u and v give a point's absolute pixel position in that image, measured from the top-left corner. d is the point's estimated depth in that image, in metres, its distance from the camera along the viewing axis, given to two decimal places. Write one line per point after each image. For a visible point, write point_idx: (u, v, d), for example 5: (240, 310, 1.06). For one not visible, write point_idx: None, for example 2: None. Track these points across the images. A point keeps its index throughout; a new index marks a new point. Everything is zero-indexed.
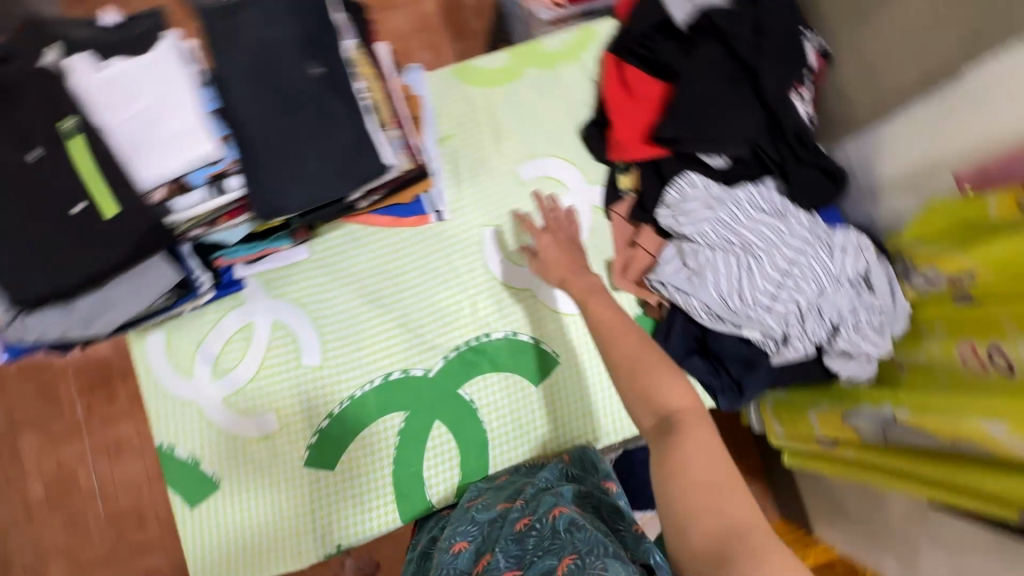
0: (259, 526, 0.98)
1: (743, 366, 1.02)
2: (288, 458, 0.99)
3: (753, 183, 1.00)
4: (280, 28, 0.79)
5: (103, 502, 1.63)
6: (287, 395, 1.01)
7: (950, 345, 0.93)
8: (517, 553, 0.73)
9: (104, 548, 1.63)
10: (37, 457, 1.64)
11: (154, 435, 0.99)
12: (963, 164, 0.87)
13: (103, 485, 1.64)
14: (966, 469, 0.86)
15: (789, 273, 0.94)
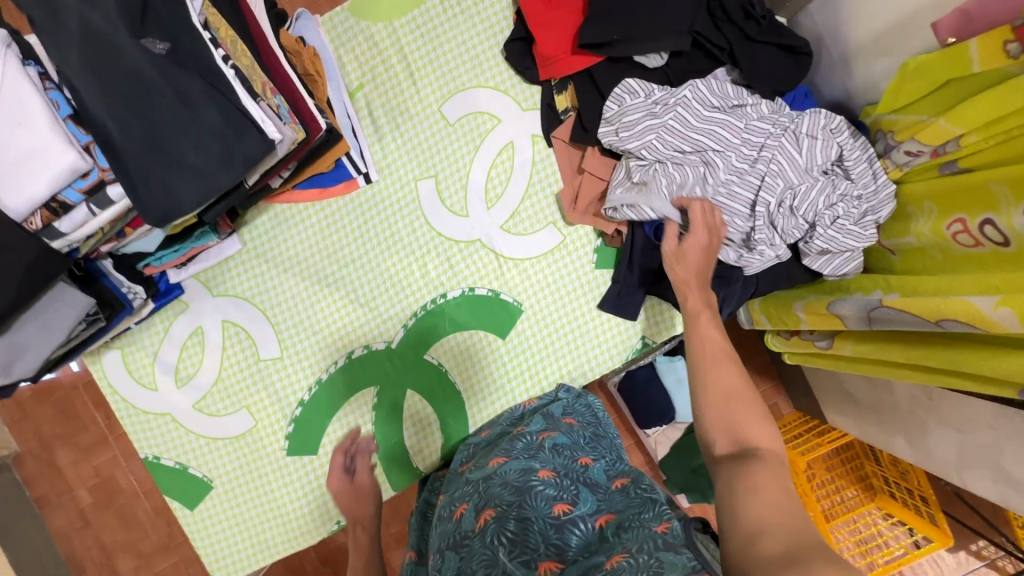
0: (260, 517, 1.00)
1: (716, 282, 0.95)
2: (271, 450, 1.00)
3: (702, 77, 0.87)
4: (112, 5, 0.69)
5: (147, 497, 1.72)
6: (254, 390, 1.00)
7: (939, 223, 0.83)
8: (569, 485, 0.70)
9: (159, 537, 1.73)
10: (74, 470, 1.71)
11: (139, 449, 1.01)
12: (944, 12, 0.72)
13: (143, 482, 1.72)
14: (961, 352, 0.80)
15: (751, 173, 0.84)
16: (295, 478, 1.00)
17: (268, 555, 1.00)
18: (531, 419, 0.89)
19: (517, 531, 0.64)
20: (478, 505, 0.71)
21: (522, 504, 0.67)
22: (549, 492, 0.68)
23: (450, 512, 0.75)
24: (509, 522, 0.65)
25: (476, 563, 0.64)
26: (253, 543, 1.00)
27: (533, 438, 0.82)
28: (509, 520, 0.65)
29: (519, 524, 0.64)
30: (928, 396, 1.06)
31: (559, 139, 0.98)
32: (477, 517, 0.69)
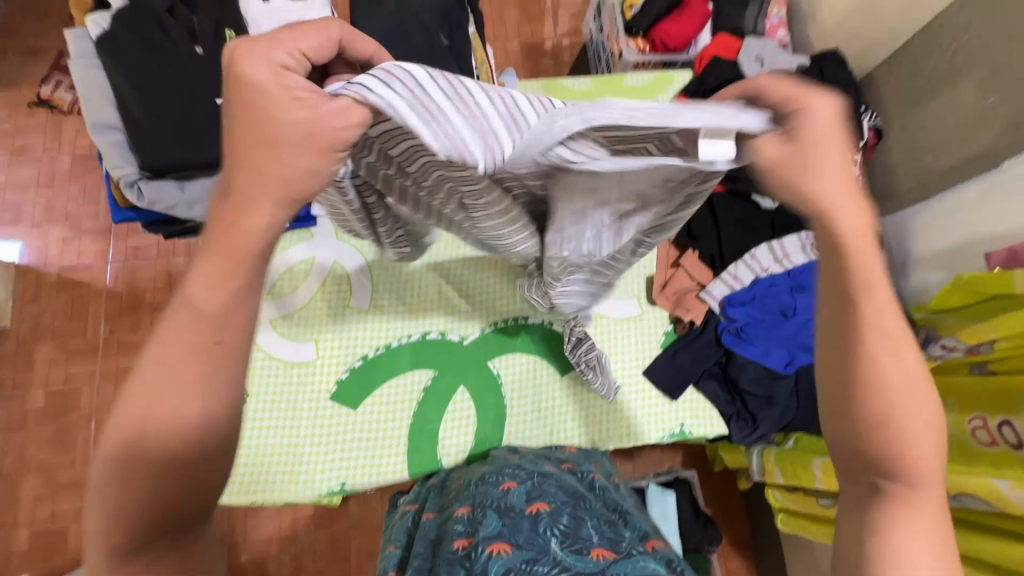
0: (274, 446, 1.00)
1: (761, 401, 1.06)
2: (317, 388, 1.04)
3: (796, 230, 1.09)
4: (417, 6, 0.95)
5: (97, 426, 1.57)
6: (329, 330, 1.06)
7: (962, 418, 0.95)
8: (617, 516, 0.73)
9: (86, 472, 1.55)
10: (48, 367, 1.60)
11: (199, 338, 1.04)
12: (997, 246, 0.90)
13: (102, 410, 1.57)
14: (965, 532, 0.89)
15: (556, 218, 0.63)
16: (325, 426, 1.02)
17: (262, 486, 0.99)
18: (581, 463, 0.93)
19: (571, 527, 0.63)
20: (529, 490, 0.73)
21: (579, 506, 0.70)
22: (600, 513, 0.70)
23: (495, 481, 0.77)
24: (565, 517, 0.65)
25: (524, 529, 0.62)
26: (256, 470, 0.99)
27: (584, 473, 0.87)
28: (565, 515, 0.66)
29: (572, 523, 0.64)
30: None
31: None
32: (528, 501, 0.70)
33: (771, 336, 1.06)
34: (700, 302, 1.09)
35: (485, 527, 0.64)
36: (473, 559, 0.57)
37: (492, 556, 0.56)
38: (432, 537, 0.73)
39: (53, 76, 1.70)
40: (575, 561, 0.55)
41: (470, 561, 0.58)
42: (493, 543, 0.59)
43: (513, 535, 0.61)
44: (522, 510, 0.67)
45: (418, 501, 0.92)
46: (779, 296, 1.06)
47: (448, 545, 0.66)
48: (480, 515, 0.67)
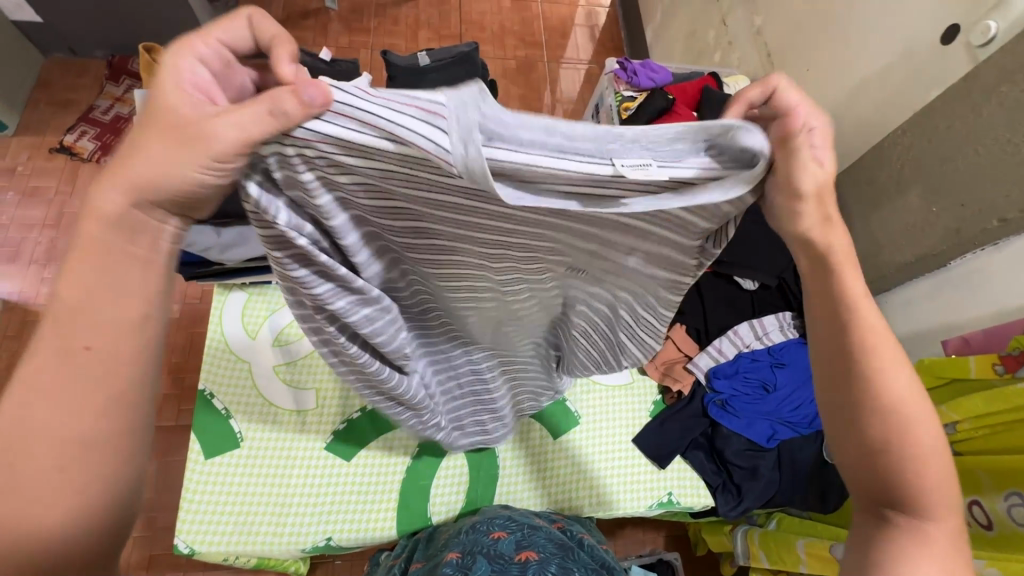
0: (262, 496, 0.99)
1: (746, 473, 1.09)
2: (312, 437, 1.04)
3: (775, 311, 1.18)
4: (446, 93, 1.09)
5: None
6: (330, 380, 1.09)
7: None
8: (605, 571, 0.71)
9: None
10: None
11: (200, 381, 1.05)
12: (954, 337, 1.04)
13: None
14: None
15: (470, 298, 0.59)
16: (316, 476, 1.02)
17: (245, 537, 0.96)
18: (573, 523, 0.92)
19: (561, 573, 0.62)
20: (519, 540, 0.72)
21: (568, 556, 0.69)
22: (590, 566, 0.68)
23: (486, 530, 0.77)
24: (553, 565, 0.64)
25: (512, 573, 0.62)
26: (241, 521, 0.97)
27: (575, 533, 0.86)
28: (554, 563, 0.65)
29: (562, 570, 0.62)
30: None
31: None
32: (517, 550, 0.69)
33: (754, 411, 1.11)
34: (688, 373, 1.16)
35: (475, 571, 0.63)
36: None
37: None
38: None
39: (79, 127, 1.79)
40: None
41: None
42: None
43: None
44: (510, 557, 0.67)
45: (404, 555, 0.90)
46: (760, 372, 1.13)
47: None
48: (470, 560, 0.67)
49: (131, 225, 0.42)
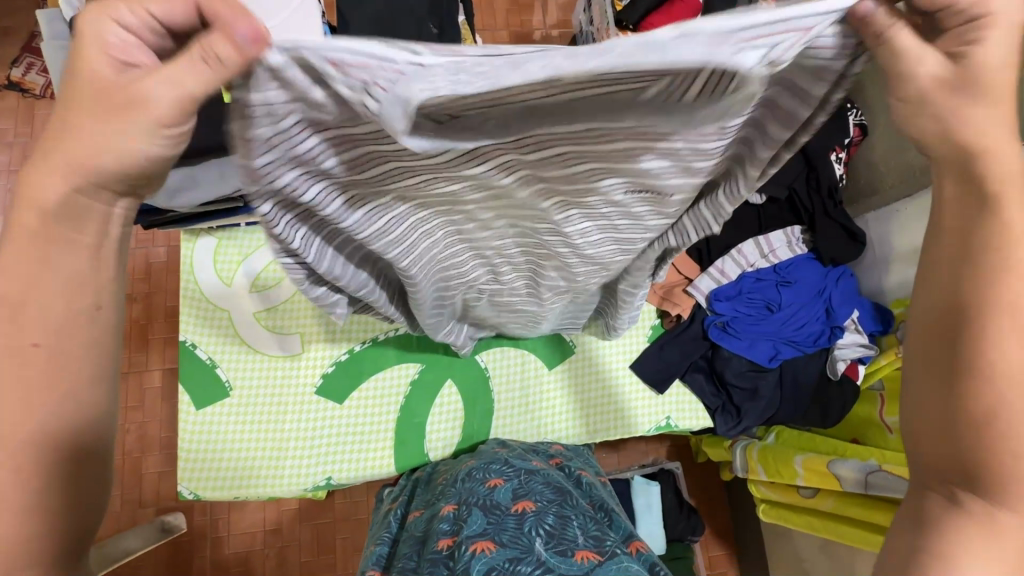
0: (259, 442, 0.99)
1: (746, 395, 1.07)
2: (302, 381, 1.02)
3: (783, 225, 1.10)
4: None
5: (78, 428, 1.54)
6: (314, 325, 1.04)
7: None
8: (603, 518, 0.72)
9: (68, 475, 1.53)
10: None
11: (181, 332, 1.02)
12: None
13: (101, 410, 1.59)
14: None
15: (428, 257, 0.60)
16: (310, 420, 1.01)
17: (247, 481, 0.98)
18: (570, 458, 0.91)
19: (557, 525, 0.62)
20: (516, 486, 0.71)
21: (566, 503, 0.68)
22: (587, 512, 0.68)
23: (482, 477, 0.75)
24: (551, 516, 0.64)
25: (509, 527, 0.62)
26: (241, 466, 0.98)
27: (572, 469, 0.85)
28: (550, 513, 0.65)
29: (559, 521, 0.63)
30: None
31: None
32: (514, 499, 0.68)
33: (755, 330, 1.07)
34: (687, 297, 1.09)
35: (470, 526, 0.63)
36: (457, 558, 0.58)
37: (475, 555, 0.57)
38: (422, 534, 0.71)
39: (22, 58, 1.61)
40: (559, 562, 0.55)
41: (454, 559, 0.59)
42: (477, 542, 0.59)
43: (499, 534, 0.61)
44: (506, 508, 0.66)
45: (402, 497, 0.91)
46: (765, 291, 1.08)
47: (435, 543, 0.66)
48: (465, 513, 0.66)
49: (76, 212, 0.42)
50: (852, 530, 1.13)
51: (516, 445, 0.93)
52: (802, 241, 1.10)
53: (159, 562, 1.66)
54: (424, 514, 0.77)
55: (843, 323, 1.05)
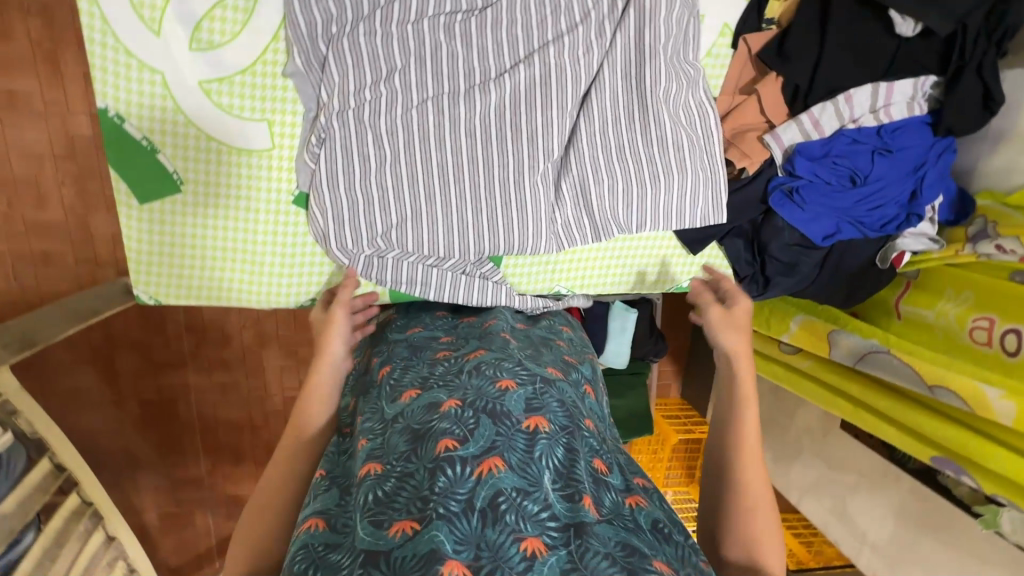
0: (221, 250, 0.83)
1: (782, 267, 0.96)
2: (272, 186, 0.82)
3: (914, 75, 0.83)
4: None
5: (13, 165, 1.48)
6: (286, 113, 0.79)
7: (967, 315, 0.95)
8: (609, 452, 0.64)
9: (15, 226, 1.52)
10: None
11: (97, 96, 0.74)
12: None
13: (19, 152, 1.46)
14: (913, 411, 0.98)
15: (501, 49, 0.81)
16: (288, 235, 0.84)
17: (215, 292, 0.85)
18: (582, 361, 0.80)
19: (565, 461, 0.56)
20: (531, 395, 0.63)
21: (578, 432, 0.61)
22: (592, 444, 0.62)
23: (492, 373, 0.66)
24: (560, 447, 0.58)
25: (518, 448, 0.56)
26: (208, 277, 0.84)
27: (580, 380, 0.75)
28: (561, 444, 0.58)
29: (568, 455, 0.57)
30: (823, 435, 1.31)
31: (750, 47, 0.88)
32: (526, 411, 0.60)
33: (825, 203, 0.89)
34: (760, 148, 0.89)
35: (475, 439, 0.56)
36: (457, 475, 0.52)
37: (480, 480, 0.52)
38: (414, 421, 0.61)
39: None
40: (564, 509, 0.52)
41: (455, 471, 0.53)
42: (483, 460, 0.54)
43: (507, 452, 0.56)
44: (518, 421, 0.59)
45: (383, 357, 0.76)
46: (856, 157, 0.87)
47: (431, 442, 0.57)
48: (471, 419, 0.58)
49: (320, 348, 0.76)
50: (819, 390, 1.17)
51: (526, 341, 0.78)
52: (927, 98, 0.86)
53: (132, 318, 1.66)
54: (418, 395, 0.65)
55: (923, 211, 0.89)
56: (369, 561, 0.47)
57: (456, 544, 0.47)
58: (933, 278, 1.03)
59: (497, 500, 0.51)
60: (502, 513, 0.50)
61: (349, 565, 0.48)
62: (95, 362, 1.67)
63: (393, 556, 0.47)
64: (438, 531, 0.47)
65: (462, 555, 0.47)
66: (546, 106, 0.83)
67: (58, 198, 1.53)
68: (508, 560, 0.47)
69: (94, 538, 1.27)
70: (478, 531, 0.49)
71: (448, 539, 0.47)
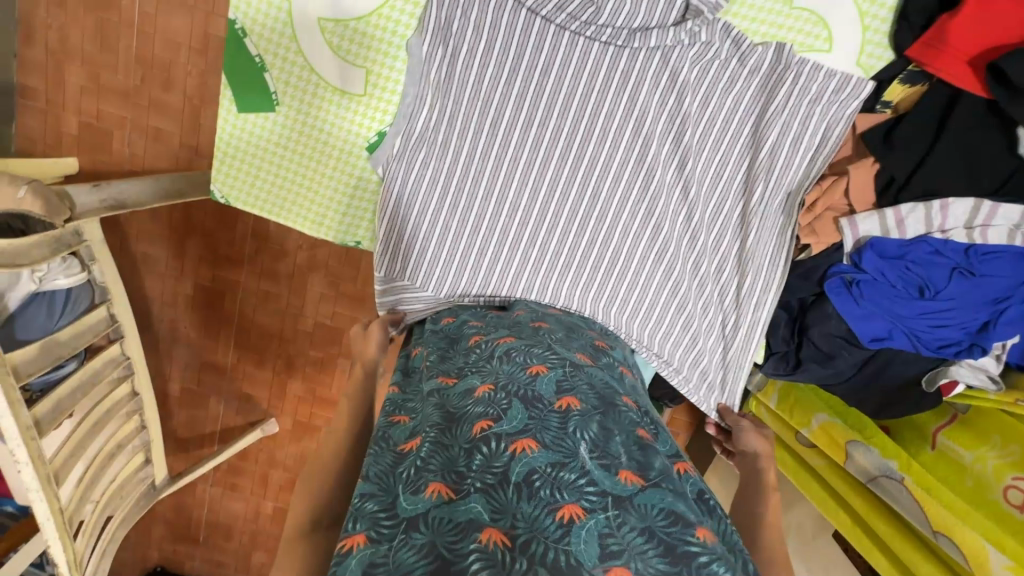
0: (294, 175, 0.90)
1: (820, 356, 0.92)
2: (354, 131, 0.87)
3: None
4: None
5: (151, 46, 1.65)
6: (385, 68, 0.84)
7: (1005, 470, 0.88)
8: (647, 423, 0.71)
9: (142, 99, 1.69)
10: None
11: (229, 8, 0.81)
12: None
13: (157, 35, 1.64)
14: (908, 546, 0.94)
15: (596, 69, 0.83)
16: (357, 179, 0.90)
17: (279, 208, 0.92)
18: (614, 346, 0.87)
19: (600, 437, 0.61)
20: (561, 379, 0.68)
21: (610, 413, 0.66)
22: (633, 418, 0.68)
23: (523, 361, 0.71)
24: (594, 424, 0.63)
25: (552, 427, 0.61)
26: (282, 198, 0.91)
27: (612, 363, 0.81)
28: (594, 422, 0.63)
29: (602, 433, 0.62)
30: (813, 537, 1.25)
31: (852, 125, 0.83)
32: (557, 394, 0.66)
33: (884, 305, 0.84)
34: (832, 229, 0.85)
35: (509, 418, 0.62)
36: (493, 451, 0.58)
37: (516, 455, 0.57)
38: (450, 403, 0.67)
39: None
40: (604, 478, 0.56)
41: (490, 449, 0.58)
42: (518, 439, 0.59)
43: (541, 432, 0.60)
44: (550, 402, 0.64)
45: (424, 345, 0.84)
46: (933, 269, 0.81)
47: (465, 423, 0.63)
48: (504, 401, 0.64)
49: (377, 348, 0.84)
50: (819, 489, 1.12)
51: (556, 326, 0.83)
52: None
53: (210, 209, 1.81)
54: (452, 381, 0.72)
55: (990, 346, 0.82)
56: (409, 523, 0.54)
57: (494, 514, 0.53)
58: (983, 420, 0.95)
59: (533, 474, 0.55)
60: (538, 487, 0.54)
61: (391, 528, 0.54)
62: (170, 238, 1.84)
63: (431, 514, 0.54)
64: (473, 503, 0.54)
65: (500, 523, 0.52)
66: (622, 130, 0.85)
67: (183, 85, 1.69)
68: (546, 527, 0.51)
69: (122, 388, 1.41)
70: (516, 503, 0.53)
71: (485, 509, 0.53)
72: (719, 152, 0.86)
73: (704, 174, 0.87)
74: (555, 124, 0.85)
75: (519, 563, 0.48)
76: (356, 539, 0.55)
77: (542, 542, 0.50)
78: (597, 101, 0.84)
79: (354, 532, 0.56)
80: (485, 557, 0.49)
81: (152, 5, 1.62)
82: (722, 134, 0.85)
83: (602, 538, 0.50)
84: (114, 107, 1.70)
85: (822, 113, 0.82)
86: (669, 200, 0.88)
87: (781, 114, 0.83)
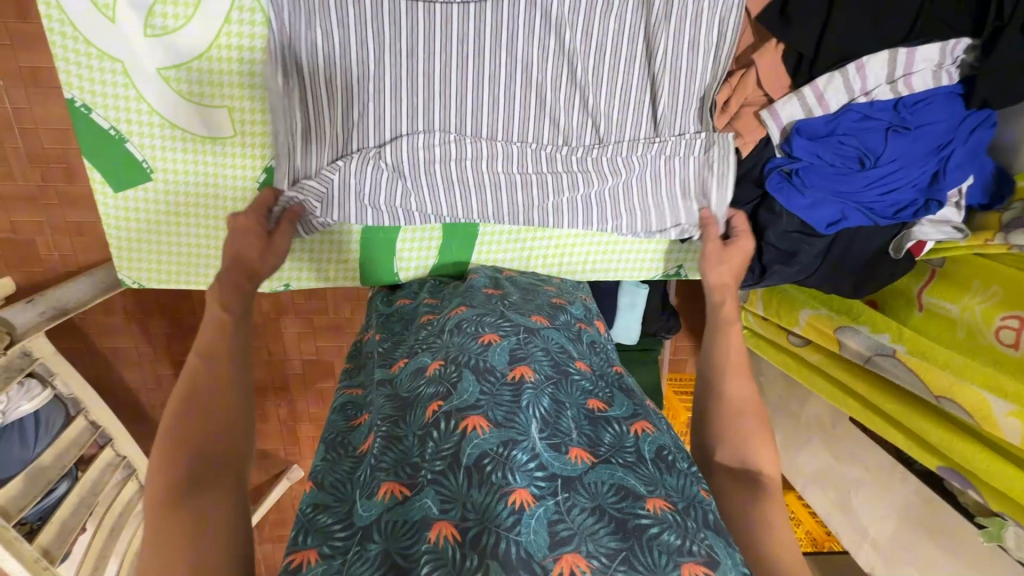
0: (192, 234, 0.85)
1: (782, 255, 0.88)
2: (239, 175, 0.82)
3: (942, 39, 0.71)
4: None
5: (42, 141, 1.57)
6: (247, 101, 0.78)
7: (994, 315, 0.84)
8: (603, 388, 0.71)
9: (51, 195, 1.62)
10: None
11: (62, 86, 0.75)
12: None
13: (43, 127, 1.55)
14: (913, 416, 0.92)
15: (463, 33, 0.76)
16: None
17: (186, 267, 0.87)
18: (572, 301, 0.88)
19: (551, 412, 0.62)
20: (514, 348, 0.70)
21: (562, 383, 0.68)
22: (585, 387, 0.69)
23: (473, 330, 0.72)
24: (546, 397, 0.64)
25: (505, 402, 0.62)
26: (184, 261, 0.86)
27: (571, 320, 0.83)
28: (546, 394, 0.64)
29: (554, 409, 0.63)
30: (831, 424, 1.24)
31: (747, 10, 0.77)
32: (509, 363, 0.67)
33: (829, 186, 0.80)
34: (756, 124, 0.81)
35: (459, 394, 0.62)
36: (443, 434, 0.59)
37: (465, 435, 0.57)
38: (403, 388, 0.68)
39: None
40: (552, 459, 0.57)
41: (441, 431, 0.59)
42: (468, 418, 0.59)
43: (492, 410, 0.60)
44: (503, 374, 0.66)
45: (377, 326, 0.84)
46: (866, 135, 0.77)
47: (417, 407, 0.64)
48: (453, 374, 0.65)
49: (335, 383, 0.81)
50: (820, 382, 1.12)
51: (512, 290, 0.85)
52: (958, 64, 0.73)
53: None
54: (405, 363, 0.72)
55: (945, 197, 0.79)
56: (363, 534, 0.54)
57: (444, 505, 0.53)
58: (963, 271, 0.91)
59: (482, 459, 0.55)
60: (489, 472, 0.54)
61: (344, 542, 0.55)
62: (130, 326, 1.79)
63: (383, 522, 0.54)
64: (424, 498, 0.53)
65: (450, 515, 0.52)
66: (512, 86, 0.80)
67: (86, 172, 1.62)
68: (497, 514, 0.50)
69: (129, 487, 1.40)
70: (467, 491, 0.53)
71: (434, 502, 0.53)
72: (620, 78, 0.81)
73: (611, 105, 0.83)
74: (443, 101, 0.80)
75: (469, 560, 0.48)
76: (307, 556, 0.54)
77: (493, 531, 0.49)
78: (474, 64, 0.78)
79: (305, 547, 0.56)
80: (436, 557, 0.48)
81: (24, 98, 1.52)
82: (615, 59, 0.80)
83: (552, 526, 0.50)
84: (28, 211, 1.63)
85: (710, 5, 0.77)
86: (582, 140, 0.84)
87: (670, 18, 0.77)
